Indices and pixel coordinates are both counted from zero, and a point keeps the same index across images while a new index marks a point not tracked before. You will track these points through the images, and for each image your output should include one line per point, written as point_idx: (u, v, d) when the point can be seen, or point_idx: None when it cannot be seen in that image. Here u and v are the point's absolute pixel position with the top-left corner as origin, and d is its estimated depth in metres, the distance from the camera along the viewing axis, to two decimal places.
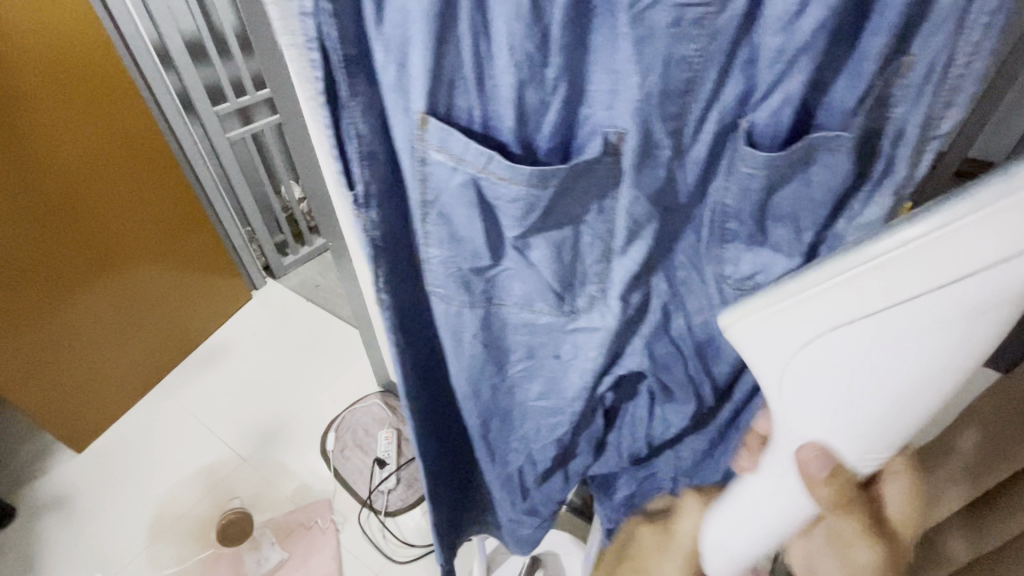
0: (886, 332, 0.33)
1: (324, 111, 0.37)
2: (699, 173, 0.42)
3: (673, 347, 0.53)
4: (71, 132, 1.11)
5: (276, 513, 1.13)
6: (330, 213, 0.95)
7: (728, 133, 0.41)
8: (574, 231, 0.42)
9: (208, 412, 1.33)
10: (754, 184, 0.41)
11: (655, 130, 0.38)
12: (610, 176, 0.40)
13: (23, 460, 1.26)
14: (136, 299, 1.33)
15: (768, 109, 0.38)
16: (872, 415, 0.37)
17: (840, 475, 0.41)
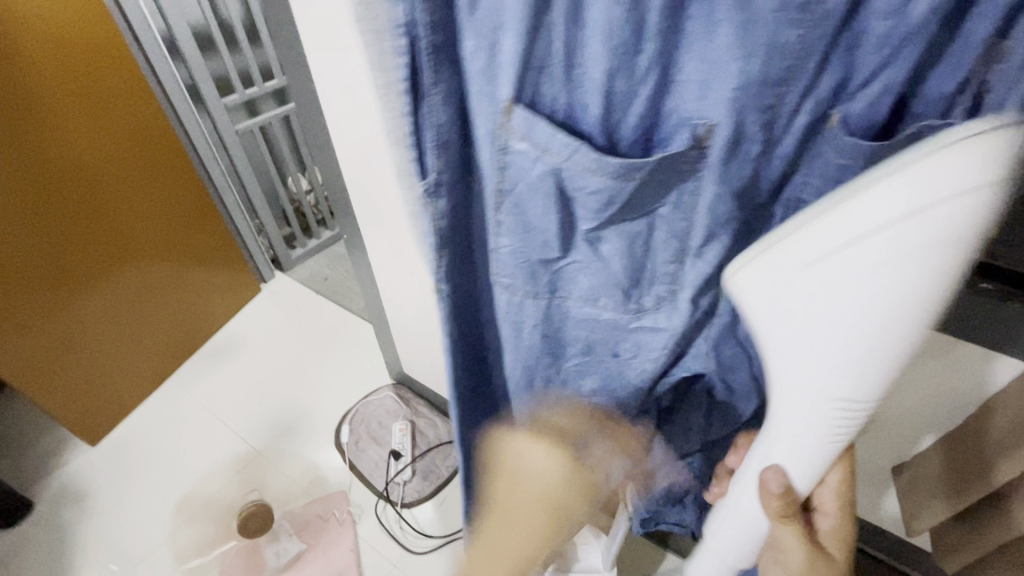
0: (843, 271, 0.32)
1: (405, 96, 0.38)
2: (785, 168, 0.39)
3: (739, 347, 0.51)
4: (82, 125, 1.09)
5: (293, 505, 1.14)
6: (344, 205, 0.94)
7: (818, 125, 0.37)
8: (648, 226, 0.41)
9: (221, 405, 1.34)
10: (843, 177, 0.38)
11: (749, 122, 0.35)
12: (693, 169, 0.38)
13: (38, 453, 1.26)
14: (147, 292, 1.33)
15: (865, 100, 0.35)
16: (843, 372, 0.36)
17: (793, 492, 0.46)
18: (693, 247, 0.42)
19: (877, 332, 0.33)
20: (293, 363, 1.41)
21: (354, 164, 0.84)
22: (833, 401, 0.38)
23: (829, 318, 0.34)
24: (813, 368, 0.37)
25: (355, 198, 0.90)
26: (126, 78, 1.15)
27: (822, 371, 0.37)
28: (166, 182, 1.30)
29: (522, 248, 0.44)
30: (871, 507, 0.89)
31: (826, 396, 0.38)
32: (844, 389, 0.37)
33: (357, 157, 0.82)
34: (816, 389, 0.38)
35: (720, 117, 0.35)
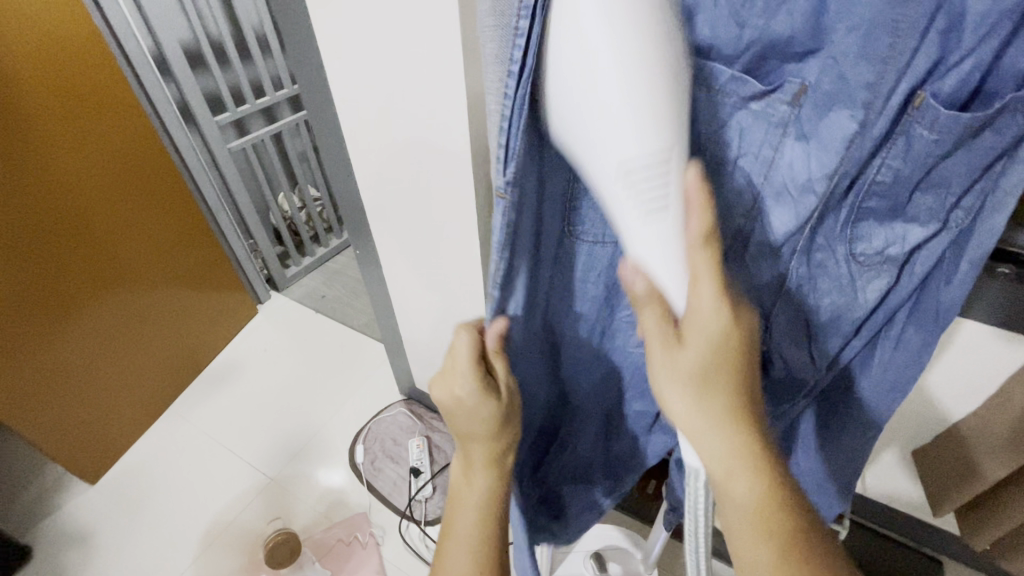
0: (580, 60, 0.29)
1: (510, 80, 0.31)
2: (870, 147, 0.37)
3: (795, 325, 0.47)
4: (74, 149, 1.05)
5: (314, 531, 1.10)
6: (361, 221, 0.94)
7: (903, 105, 0.35)
8: (732, 169, 0.41)
9: (225, 433, 1.29)
10: (934, 152, 0.36)
11: (852, 89, 0.35)
12: (778, 129, 0.38)
13: (34, 495, 1.20)
14: (144, 318, 1.28)
15: (955, 77, 0.34)
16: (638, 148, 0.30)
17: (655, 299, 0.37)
18: (765, 197, 0.41)
19: (624, 73, 0.28)
20: (299, 383, 1.39)
21: (371, 178, 0.84)
22: (625, 175, 0.31)
23: (584, 78, 0.29)
24: (600, 140, 0.30)
25: (370, 212, 0.90)
26: (120, 96, 1.12)
27: (604, 137, 0.30)
28: (160, 204, 1.26)
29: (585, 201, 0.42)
30: (887, 489, 0.93)
31: (621, 165, 0.31)
32: (633, 145, 0.30)
33: (376, 170, 0.82)
34: (613, 163, 0.31)
35: (820, 79, 0.36)
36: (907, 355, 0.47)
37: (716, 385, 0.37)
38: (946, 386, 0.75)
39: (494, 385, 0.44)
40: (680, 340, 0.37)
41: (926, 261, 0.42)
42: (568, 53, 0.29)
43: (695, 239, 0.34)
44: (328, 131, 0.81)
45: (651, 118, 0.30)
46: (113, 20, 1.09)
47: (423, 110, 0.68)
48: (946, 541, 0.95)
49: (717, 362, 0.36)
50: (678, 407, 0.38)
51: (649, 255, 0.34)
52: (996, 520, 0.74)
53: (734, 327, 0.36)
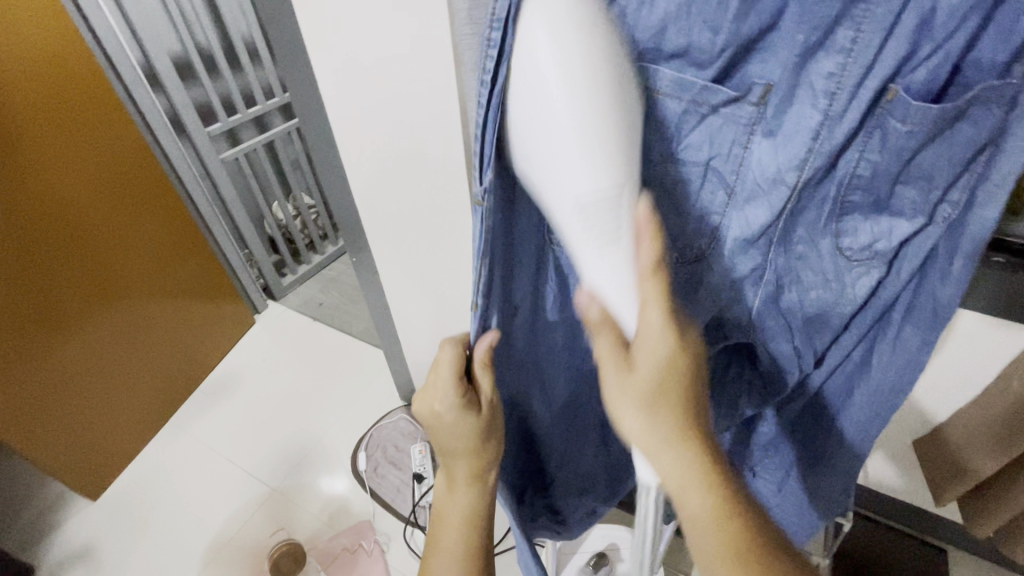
0: (538, 91, 0.29)
1: (483, 88, 0.30)
2: (841, 138, 0.37)
3: (781, 320, 0.48)
4: (68, 165, 1.05)
5: (318, 540, 1.10)
6: (355, 229, 0.94)
7: (875, 101, 0.36)
8: (703, 173, 0.41)
9: (225, 444, 1.29)
10: (909, 144, 0.36)
11: (813, 83, 0.36)
12: (748, 125, 0.38)
13: (35, 513, 1.19)
14: (141, 331, 1.27)
15: (925, 72, 0.34)
16: (593, 178, 0.31)
17: (607, 323, 0.37)
18: (738, 197, 0.41)
19: (576, 115, 0.29)
20: (299, 393, 1.38)
21: (365, 186, 0.84)
22: (580, 210, 0.32)
23: (540, 112, 0.30)
24: (556, 175, 0.31)
25: (365, 219, 0.90)
26: (112, 110, 1.11)
27: (562, 171, 0.31)
28: (153, 217, 1.25)
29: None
30: (889, 479, 0.93)
31: (574, 203, 0.31)
32: (588, 183, 0.31)
33: (370, 176, 0.82)
34: (568, 200, 0.31)
35: (784, 76, 0.36)
36: (903, 355, 0.45)
37: (670, 408, 0.37)
38: (946, 372, 0.76)
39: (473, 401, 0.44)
40: (631, 366, 0.37)
41: (915, 256, 0.41)
42: (526, 89, 0.30)
43: (645, 268, 0.34)
44: (321, 142, 0.81)
45: (604, 155, 0.30)
46: (100, 33, 1.09)
47: (415, 117, 0.68)
48: (949, 529, 0.96)
49: (669, 390, 0.37)
50: (631, 430, 0.38)
51: (603, 284, 0.35)
52: (999, 508, 0.74)
53: (680, 348, 0.36)
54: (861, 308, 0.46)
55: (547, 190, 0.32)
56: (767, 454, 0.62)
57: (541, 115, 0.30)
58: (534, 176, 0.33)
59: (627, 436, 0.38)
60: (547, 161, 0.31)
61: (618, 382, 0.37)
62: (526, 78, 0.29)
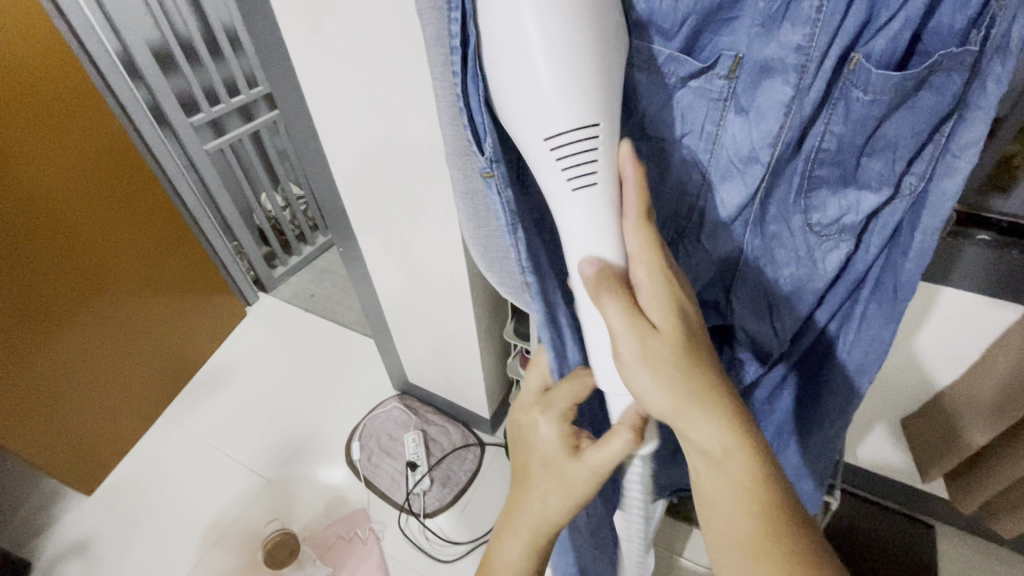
0: (515, 24, 0.30)
1: (455, 56, 0.32)
2: (810, 112, 0.37)
3: (758, 300, 0.48)
4: (48, 162, 1.03)
5: (314, 529, 1.11)
6: (340, 219, 0.93)
7: (838, 70, 0.35)
8: (673, 149, 0.41)
9: (220, 436, 1.29)
10: (873, 113, 0.35)
11: (774, 55, 0.35)
12: (718, 99, 0.38)
13: (31, 509, 1.20)
14: (130, 326, 1.26)
15: (886, 38, 0.33)
16: (570, 111, 0.31)
17: (610, 281, 0.36)
18: (714, 175, 0.42)
19: (548, 49, 0.30)
20: (291, 384, 1.38)
21: (348, 175, 0.83)
22: (551, 144, 0.33)
23: (514, 49, 0.30)
24: (529, 109, 0.32)
25: (350, 209, 0.89)
26: (91, 102, 1.09)
27: (534, 105, 0.31)
28: (138, 211, 1.24)
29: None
30: (877, 456, 0.94)
31: (548, 138, 0.32)
32: (559, 118, 0.32)
33: (352, 165, 0.80)
34: (540, 134, 0.32)
35: (750, 49, 0.36)
36: (869, 335, 0.46)
37: (694, 367, 0.37)
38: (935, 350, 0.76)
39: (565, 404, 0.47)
40: (649, 327, 0.36)
41: (883, 228, 0.41)
42: (497, 28, 0.30)
43: (638, 220, 0.35)
44: (301, 131, 0.80)
45: (577, 88, 0.31)
46: (75, 23, 1.05)
47: (395, 102, 0.67)
48: (935, 504, 0.97)
49: (690, 346, 0.37)
50: (655, 402, 0.37)
51: (590, 227, 0.35)
52: (985, 483, 0.75)
53: (680, 291, 0.37)
54: (834, 281, 0.46)
55: (524, 126, 0.33)
56: None
57: (517, 50, 0.30)
58: (514, 114, 0.33)
59: (653, 405, 0.37)
60: (523, 94, 0.31)
61: (645, 346, 0.36)
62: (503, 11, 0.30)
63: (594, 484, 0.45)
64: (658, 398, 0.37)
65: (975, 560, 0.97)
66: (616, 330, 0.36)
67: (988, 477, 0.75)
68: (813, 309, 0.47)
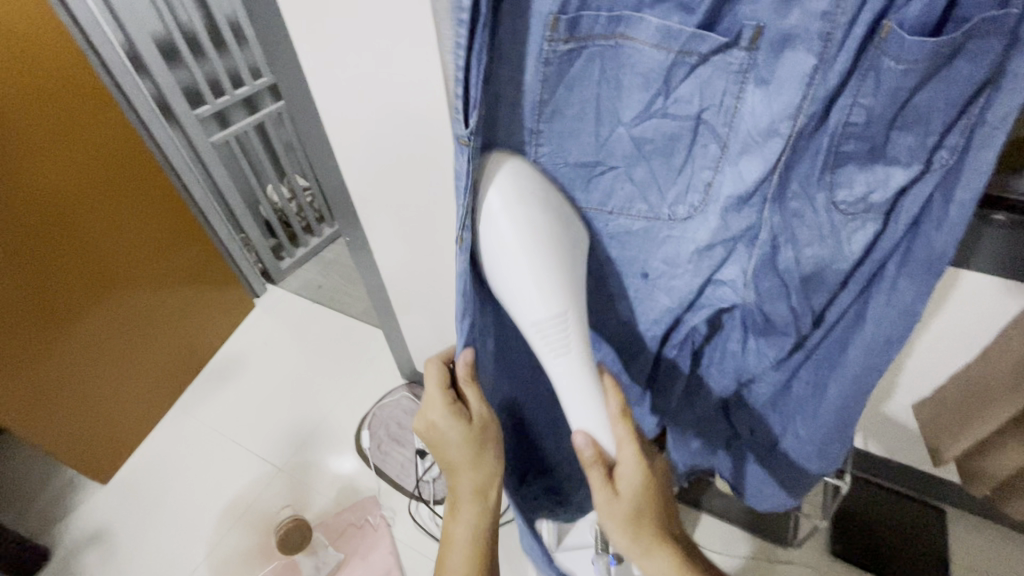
0: (506, 257, 0.38)
1: (462, 29, 0.31)
2: (838, 84, 0.36)
3: (779, 281, 0.47)
4: (54, 155, 1.03)
5: (324, 517, 1.12)
6: (345, 208, 0.92)
7: (869, 40, 0.34)
8: (692, 126, 0.40)
9: (231, 426, 1.31)
10: (905, 84, 0.35)
11: (802, 22, 0.34)
12: (738, 70, 0.36)
13: (49, 498, 1.22)
14: (140, 318, 1.27)
15: (920, 3, 0.32)
16: (550, 310, 0.40)
17: (595, 452, 0.46)
18: (731, 150, 0.40)
19: (529, 261, 0.38)
20: (302, 375, 1.39)
21: (354, 164, 0.82)
22: (537, 328, 0.40)
23: (506, 270, 0.39)
24: (518, 303, 0.40)
25: (356, 198, 0.88)
26: (98, 96, 1.09)
27: (522, 301, 0.40)
28: (144, 204, 1.24)
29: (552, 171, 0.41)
30: (886, 440, 0.94)
31: (534, 322, 0.40)
32: (540, 309, 0.39)
33: (358, 154, 0.80)
34: (528, 320, 0.40)
35: (773, 19, 0.35)
36: (902, 312, 0.44)
37: (643, 509, 0.48)
38: (949, 332, 0.75)
39: (467, 415, 0.51)
40: (614, 485, 0.47)
41: (913, 205, 0.40)
42: (493, 252, 0.38)
43: (615, 413, 0.46)
44: (306, 121, 0.79)
45: (550, 286, 0.39)
46: (79, 16, 1.06)
47: (400, 88, 0.67)
48: (947, 487, 0.96)
49: (646, 493, 0.48)
50: (608, 525, 0.49)
51: (581, 416, 0.45)
52: (997, 465, 0.75)
53: (651, 478, 0.47)
54: (858, 263, 0.45)
55: (517, 313, 0.41)
56: (759, 421, 0.63)
57: (509, 272, 0.39)
58: (510, 306, 0.41)
59: (606, 525, 0.49)
60: (515, 296, 0.40)
61: (608, 496, 0.47)
62: (498, 242, 0.38)
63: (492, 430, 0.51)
64: (610, 525, 0.49)
65: (988, 543, 0.96)
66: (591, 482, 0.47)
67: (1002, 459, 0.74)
68: (836, 290, 0.47)
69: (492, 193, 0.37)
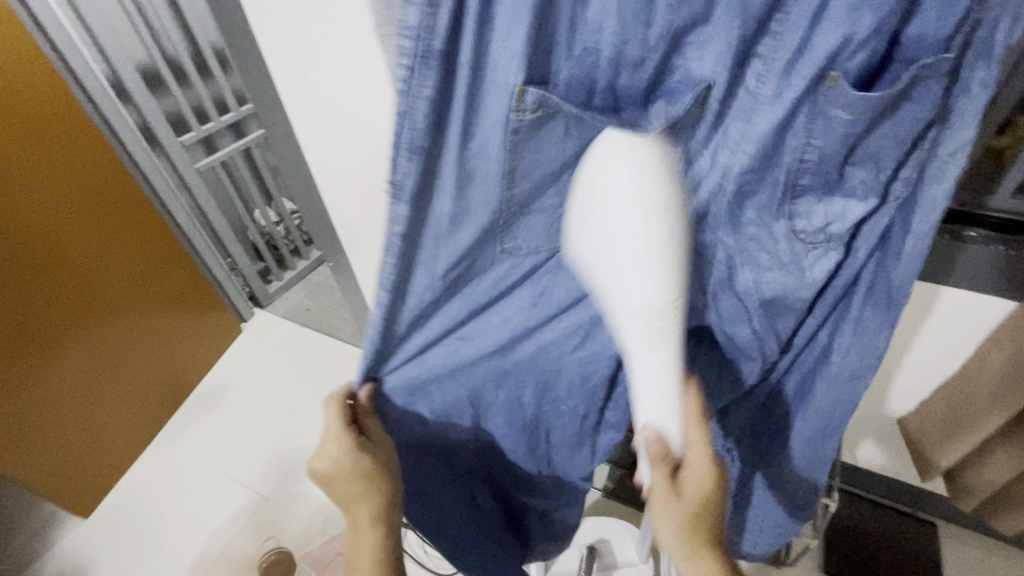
0: (612, 235, 0.34)
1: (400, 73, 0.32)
2: (778, 121, 0.37)
3: (737, 302, 0.48)
4: (36, 185, 1.03)
5: (312, 547, 1.10)
6: (327, 234, 0.92)
7: (813, 88, 0.35)
8: None
9: (217, 455, 1.29)
10: (853, 129, 0.36)
11: (748, 73, 0.36)
12: (693, 122, 0.38)
13: (31, 532, 1.20)
14: (123, 347, 1.26)
15: (863, 56, 0.34)
16: (653, 297, 0.36)
17: (664, 458, 0.41)
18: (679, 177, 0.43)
19: (644, 235, 0.33)
20: (288, 402, 1.37)
21: (332, 191, 0.83)
22: (637, 320, 0.37)
23: (610, 250, 0.35)
24: (615, 288, 0.36)
25: (338, 224, 0.89)
26: (82, 126, 1.10)
27: (620, 288, 0.36)
28: (127, 233, 1.23)
29: (505, 214, 0.41)
30: (873, 455, 0.94)
31: (632, 311, 0.36)
32: (642, 298, 0.36)
33: (337, 181, 0.81)
34: (626, 308, 0.37)
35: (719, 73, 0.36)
36: (865, 340, 0.47)
37: (705, 523, 0.44)
38: (931, 346, 0.76)
39: (354, 439, 0.48)
40: (682, 488, 0.42)
41: (872, 233, 0.43)
42: (597, 225, 0.35)
43: (693, 414, 0.44)
44: (286, 151, 0.80)
45: (661, 271, 0.35)
46: (63, 48, 1.06)
47: (378, 119, 0.68)
48: (937, 501, 0.96)
49: (714, 502, 0.43)
50: (666, 538, 0.44)
51: (662, 412, 0.41)
52: (982, 480, 0.75)
53: (720, 484, 0.43)
54: (821, 290, 0.47)
55: (615, 293, 0.37)
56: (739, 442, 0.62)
57: (617, 249, 0.34)
58: (610, 286, 0.37)
59: (665, 539, 0.44)
60: (618, 275, 0.35)
61: (674, 502, 0.42)
62: (624, 216, 0.33)
63: (394, 463, 0.51)
64: (671, 540, 0.44)
65: (978, 556, 0.96)
66: (653, 485, 0.43)
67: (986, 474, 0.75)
68: (802, 316, 0.49)
69: (624, 164, 0.33)
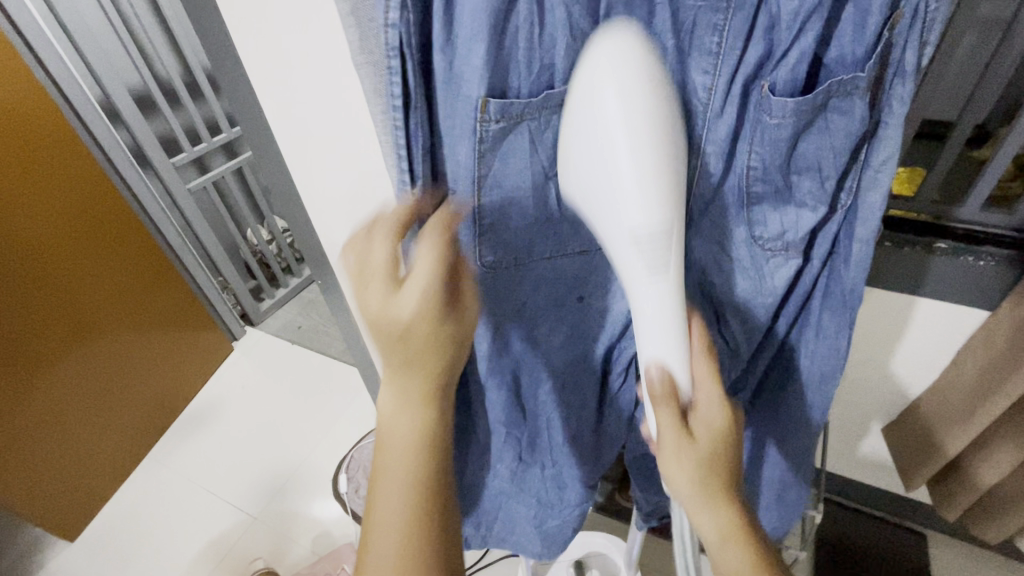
0: (602, 145, 0.32)
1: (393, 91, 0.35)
2: (731, 129, 0.40)
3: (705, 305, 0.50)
4: (28, 208, 1.04)
5: (299, 568, 1.09)
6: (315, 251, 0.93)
7: (749, 95, 0.39)
8: None
9: (207, 475, 1.28)
10: (782, 135, 0.38)
11: (692, 84, 0.39)
12: None
13: (20, 549, 1.19)
14: (112, 367, 1.26)
15: (786, 68, 0.36)
16: (650, 211, 0.33)
17: (671, 399, 0.38)
18: None
19: (632, 138, 0.32)
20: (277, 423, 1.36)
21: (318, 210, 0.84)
22: (636, 241, 0.34)
23: (601, 164, 0.33)
24: (611, 205, 0.33)
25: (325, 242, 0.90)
26: (78, 149, 1.12)
27: (618, 204, 0.33)
28: (119, 253, 1.25)
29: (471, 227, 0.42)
30: (858, 465, 0.95)
31: (630, 230, 0.33)
32: (640, 215, 0.33)
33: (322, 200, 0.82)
34: (623, 228, 0.34)
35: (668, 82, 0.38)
36: (826, 344, 0.49)
37: (723, 477, 0.39)
38: (907, 356, 0.77)
39: (438, 302, 0.37)
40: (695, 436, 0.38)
41: (824, 242, 0.45)
42: (587, 133, 0.33)
43: (701, 352, 0.40)
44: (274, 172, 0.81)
45: (655, 183, 0.33)
46: (53, 70, 1.08)
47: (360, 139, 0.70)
48: (924, 511, 0.96)
49: (729, 449, 0.39)
50: (682, 494, 0.39)
51: (665, 345, 0.37)
52: (963, 487, 0.76)
53: (731, 431, 0.39)
54: (787, 296, 0.49)
55: (609, 211, 0.34)
56: None
57: (607, 159, 0.32)
58: (604, 203, 0.34)
59: (680, 496, 0.39)
60: (610, 190, 0.33)
61: (688, 451, 0.38)
62: (613, 120, 0.31)
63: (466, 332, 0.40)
64: (684, 495, 0.39)
65: (965, 566, 0.96)
66: (664, 435, 0.38)
67: (965, 481, 0.75)
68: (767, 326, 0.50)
69: (608, 74, 0.31)
